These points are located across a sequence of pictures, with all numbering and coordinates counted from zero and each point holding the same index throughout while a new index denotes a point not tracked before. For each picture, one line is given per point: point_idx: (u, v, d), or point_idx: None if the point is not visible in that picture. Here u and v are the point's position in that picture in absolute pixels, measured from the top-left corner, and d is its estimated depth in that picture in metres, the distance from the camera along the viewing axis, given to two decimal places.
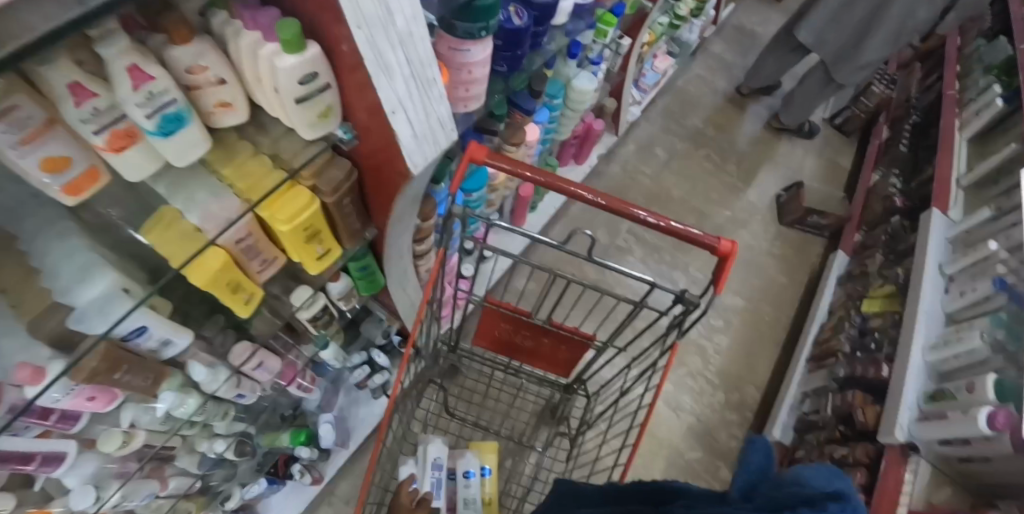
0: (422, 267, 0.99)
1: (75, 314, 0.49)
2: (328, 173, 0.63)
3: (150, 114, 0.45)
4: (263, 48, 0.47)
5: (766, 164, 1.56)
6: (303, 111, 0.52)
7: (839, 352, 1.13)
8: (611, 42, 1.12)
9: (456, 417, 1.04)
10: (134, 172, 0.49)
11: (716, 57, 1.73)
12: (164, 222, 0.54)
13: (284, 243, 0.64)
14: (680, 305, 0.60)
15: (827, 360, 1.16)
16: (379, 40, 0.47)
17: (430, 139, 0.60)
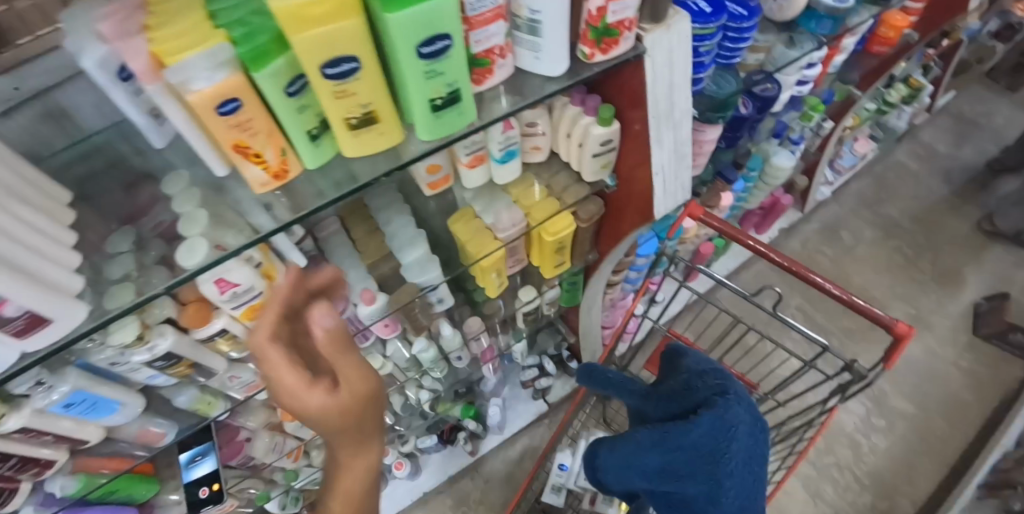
0: (608, 296, 1.14)
1: (407, 265, 0.75)
2: (587, 206, 0.80)
3: (501, 147, 0.65)
4: (583, 119, 0.66)
5: (969, 267, 1.43)
6: (594, 162, 0.70)
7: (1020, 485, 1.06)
8: (814, 124, 1.10)
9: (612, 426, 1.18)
10: (471, 181, 0.70)
11: (925, 145, 1.63)
12: (468, 218, 0.76)
13: (538, 250, 0.81)
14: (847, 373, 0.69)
15: (1003, 489, 1.09)
16: (663, 124, 0.65)
17: (673, 196, 0.75)
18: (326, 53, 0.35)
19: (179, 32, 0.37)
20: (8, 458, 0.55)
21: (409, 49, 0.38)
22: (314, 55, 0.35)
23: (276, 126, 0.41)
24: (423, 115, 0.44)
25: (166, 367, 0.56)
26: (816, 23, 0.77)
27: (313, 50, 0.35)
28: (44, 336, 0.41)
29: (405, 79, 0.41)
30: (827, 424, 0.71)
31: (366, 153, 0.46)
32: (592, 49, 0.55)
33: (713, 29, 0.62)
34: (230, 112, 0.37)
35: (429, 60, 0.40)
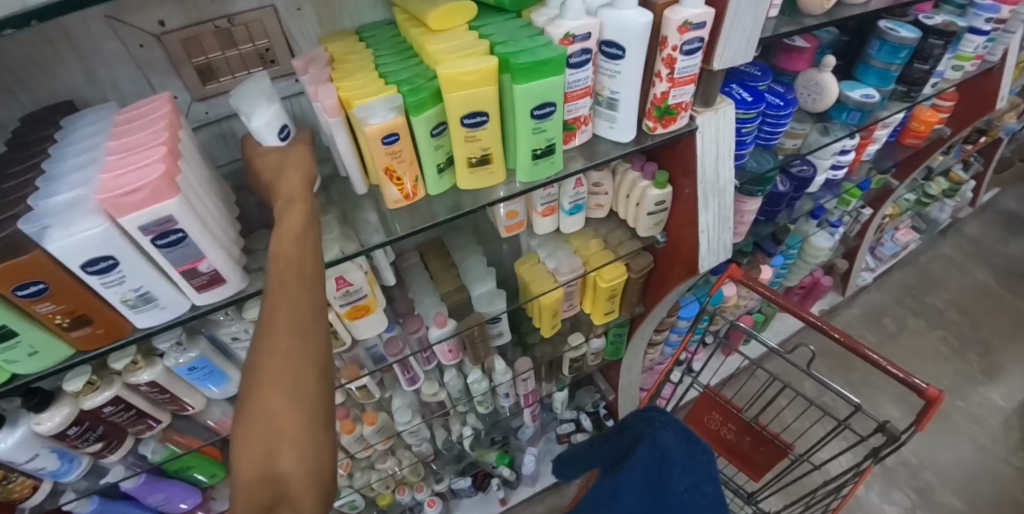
0: (649, 356, 1.18)
1: (477, 297, 0.85)
2: (639, 260, 0.89)
3: (572, 201, 0.78)
4: (642, 182, 0.77)
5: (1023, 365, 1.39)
6: (649, 219, 0.80)
7: None
8: (852, 210, 1.17)
9: None
10: (542, 228, 0.82)
11: (970, 239, 1.65)
12: (533, 262, 0.88)
13: (592, 297, 0.90)
14: (879, 432, 0.76)
15: None
16: (709, 191, 0.75)
17: (717, 253, 0.83)
18: (469, 107, 0.52)
19: (362, 86, 0.53)
20: (130, 409, 0.66)
21: (526, 111, 0.54)
22: (460, 109, 0.52)
23: (417, 158, 0.56)
24: (524, 160, 0.59)
25: None
26: (847, 114, 0.88)
27: (463, 104, 0.52)
28: (214, 295, 0.53)
29: (518, 133, 0.57)
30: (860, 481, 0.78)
31: (477, 187, 0.61)
32: (655, 123, 0.67)
33: (754, 114, 0.75)
34: (391, 143, 0.53)
35: (536, 119, 0.55)
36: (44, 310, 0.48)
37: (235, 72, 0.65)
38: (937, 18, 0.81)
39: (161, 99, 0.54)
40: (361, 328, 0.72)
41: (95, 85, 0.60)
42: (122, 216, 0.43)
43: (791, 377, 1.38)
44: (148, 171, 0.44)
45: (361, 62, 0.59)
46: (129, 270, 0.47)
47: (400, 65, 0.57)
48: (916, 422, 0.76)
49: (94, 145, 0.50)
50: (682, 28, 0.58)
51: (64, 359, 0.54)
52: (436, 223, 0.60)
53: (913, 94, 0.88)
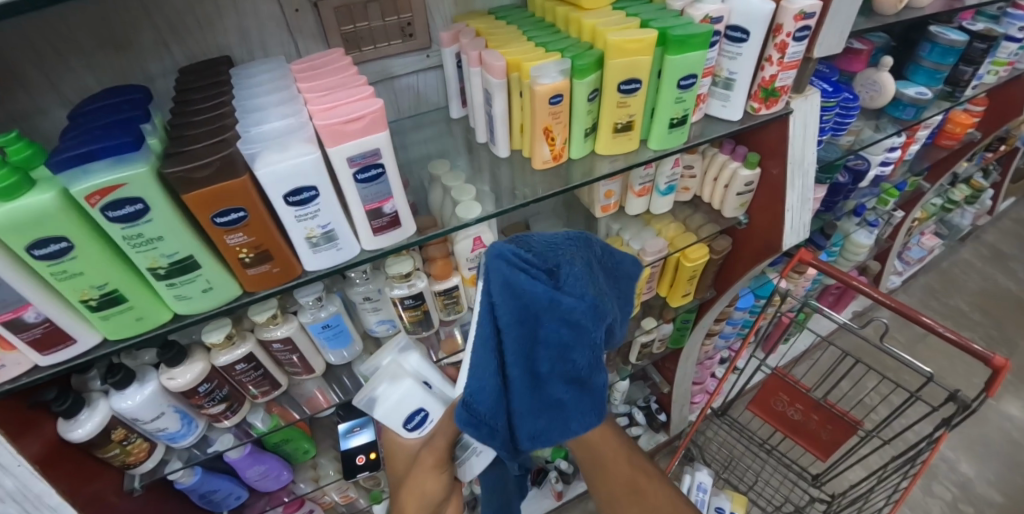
0: (704, 348, 1.20)
1: None
2: (717, 242, 0.93)
3: (666, 181, 0.82)
4: (732, 164, 0.83)
5: None
6: (735, 200, 0.85)
7: None
8: (887, 212, 1.26)
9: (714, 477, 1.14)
10: (634, 209, 0.86)
11: (989, 246, 1.77)
12: (617, 245, 0.91)
13: (671, 279, 0.93)
14: (952, 400, 0.81)
15: None
16: (796, 171, 0.81)
17: (796, 231, 0.88)
18: (628, 74, 0.57)
19: (526, 52, 0.58)
20: (258, 368, 0.66)
21: (675, 81, 0.60)
22: (622, 73, 0.57)
23: (569, 121, 0.61)
24: (660, 128, 0.64)
25: (404, 310, 0.67)
26: (901, 110, 0.99)
27: (626, 70, 0.57)
28: (384, 239, 0.56)
29: (661, 101, 0.62)
30: (934, 449, 0.82)
31: (612, 152, 0.65)
32: (760, 104, 0.74)
33: (833, 103, 0.83)
34: (556, 103, 0.57)
35: (681, 89, 0.60)
36: (233, 241, 0.49)
37: (376, 43, 0.68)
38: (978, 25, 0.94)
39: (335, 54, 0.57)
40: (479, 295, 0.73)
41: (245, 45, 0.63)
42: (338, 144, 0.46)
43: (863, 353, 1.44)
44: (365, 104, 0.47)
45: (509, 34, 0.63)
46: (325, 204, 0.49)
47: (551, 38, 0.62)
48: (986, 388, 0.80)
49: (282, 90, 0.53)
50: (797, 17, 0.65)
51: (228, 300, 0.54)
52: (576, 184, 0.64)
53: (957, 94, 1.01)
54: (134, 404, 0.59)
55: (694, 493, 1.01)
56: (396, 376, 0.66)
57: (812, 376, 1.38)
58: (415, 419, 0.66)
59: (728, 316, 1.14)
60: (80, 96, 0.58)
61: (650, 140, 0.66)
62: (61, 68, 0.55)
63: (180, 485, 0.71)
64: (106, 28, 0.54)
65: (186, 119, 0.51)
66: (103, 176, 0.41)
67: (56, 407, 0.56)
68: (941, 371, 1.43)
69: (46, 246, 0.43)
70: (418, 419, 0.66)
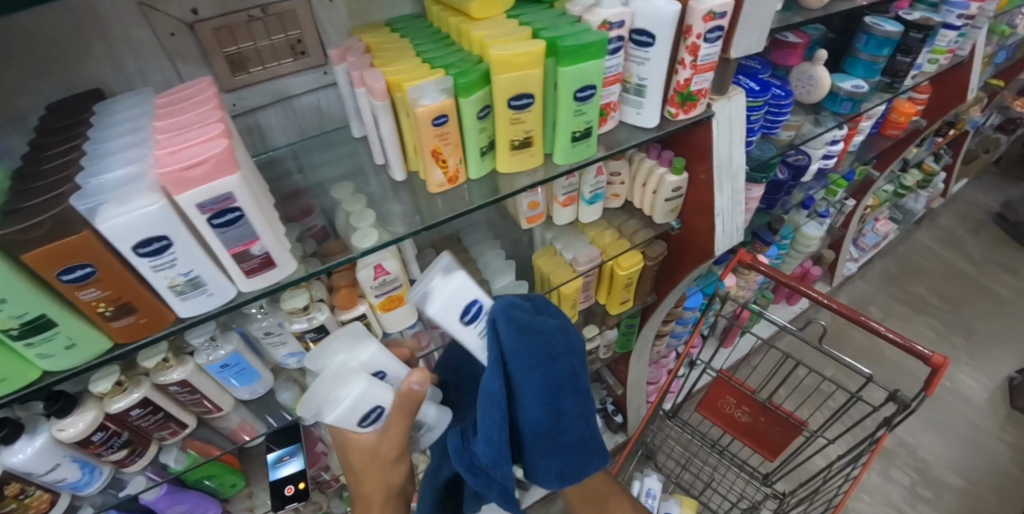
0: (656, 348, 1.18)
1: (498, 289, 0.85)
2: (652, 248, 0.91)
3: (591, 190, 0.80)
4: (659, 170, 0.80)
5: (999, 344, 1.50)
6: (665, 206, 0.83)
7: None
8: (838, 202, 1.25)
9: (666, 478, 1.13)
10: (561, 219, 0.83)
11: (944, 229, 1.81)
12: (551, 254, 0.89)
13: (607, 287, 0.91)
14: (893, 400, 0.79)
15: None
16: (724, 174, 0.79)
17: (729, 237, 0.86)
18: (517, 89, 0.53)
19: (409, 70, 0.54)
20: (158, 412, 0.63)
21: (571, 93, 0.55)
22: (508, 90, 0.52)
23: (461, 141, 0.56)
24: (563, 143, 0.60)
25: (310, 344, 0.65)
26: (839, 104, 0.98)
27: (513, 86, 0.52)
28: (262, 280, 0.53)
29: (559, 114, 0.57)
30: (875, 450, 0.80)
31: (514, 171, 0.61)
32: (677, 109, 0.70)
33: (761, 102, 0.81)
34: (441, 125, 0.53)
35: (578, 101, 0.56)
36: (88, 297, 0.45)
37: (265, 63, 0.64)
38: (915, 13, 0.92)
39: (203, 83, 0.54)
40: (391, 321, 0.69)
41: (122, 74, 0.59)
42: (183, 193, 0.43)
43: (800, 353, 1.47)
44: (209, 146, 0.43)
45: (399, 49, 0.59)
46: (181, 252, 0.46)
47: (441, 52, 0.58)
48: (925, 387, 0.77)
49: (140, 128, 0.50)
50: (706, 17, 0.61)
51: (100, 354, 0.51)
52: (478, 206, 0.60)
53: (896, 85, 0.99)
54: (24, 458, 0.56)
55: (643, 499, 1.00)
56: (344, 374, 0.58)
57: (764, 369, 1.39)
58: (371, 417, 0.59)
59: (677, 316, 1.12)
60: None
61: (554, 154, 0.62)
62: None
63: None
64: None
65: (34, 168, 0.48)
66: None
67: None
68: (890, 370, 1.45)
69: None
70: (375, 416, 0.59)
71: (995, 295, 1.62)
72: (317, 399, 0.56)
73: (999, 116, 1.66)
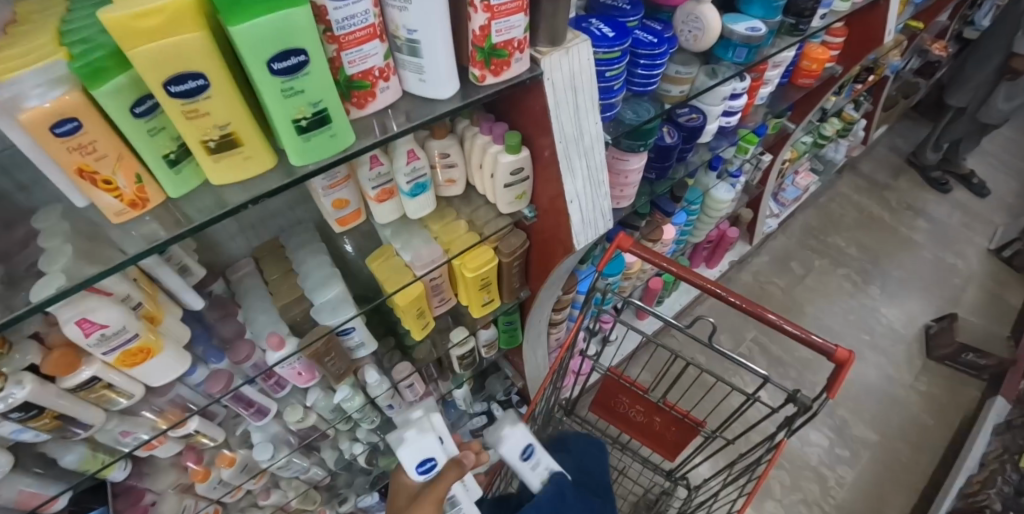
0: (553, 336, 1.08)
1: (316, 306, 0.70)
2: (509, 240, 0.77)
3: (409, 180, 0.64)
4: (492, 148, 0.66)
5: (915, 291, 1.52)
6: (507, 192, 0.69)
7: (992, 491, 1.02)
8: (753, 157, 1.13)
9: None
10: (383, 216, 0.68)
11: (866, 176, 1.84)
12: (388, 255, 0.73)
13: (461, 288, 0.78)
14: (790, 403, 0.65)
15: (976, 498, 1.04)
16: (572, 150, 0.65)
17: (593, 224, 0.73)
18: (168, 69, 0.36)
19: (21, 53, 0.37)
20: None
21: (259, 65, 0.38)
22: (150, 73, 0.35)
23: (125, 148, 0.40)
24: (290, 137, 0.43)
25: (24, 422, 0.50)
26: (733, 51, 0.82)
27: (150, 66, 0.35)
28: None
29: (263, 97, 0.40)
30: (773, 460, 0.68)
31: (236, 181, 0.45)
32: (482, 71, 0.54)
33: (618, 54, 0.65)
34: (68, 133, 0.36)
35: (283, 78, 0.39)
36: None
37: None
38: None
39: None
40: (149, 374, 0.56)
41: None
42: None
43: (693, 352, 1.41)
44: None
45: (45, 21, 0.42)
46: None
47: (90, 19, 0.40)
48: (827, 388, 0.64)
49: None
50: None
51: None
52: (186, 232, 0.44)
53: (801, 27, 0.85)
54: None
55: None
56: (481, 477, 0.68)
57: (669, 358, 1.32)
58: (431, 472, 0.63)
59: (570, 303, 1.00)
60: None
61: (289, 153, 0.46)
62: None
63: None
64: None
65: None
66: None
67: None
68: (790, 347, 1.44)
69: None
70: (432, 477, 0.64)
71: (912, 242, 1.65)
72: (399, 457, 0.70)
73: (918, 60, 1.59)
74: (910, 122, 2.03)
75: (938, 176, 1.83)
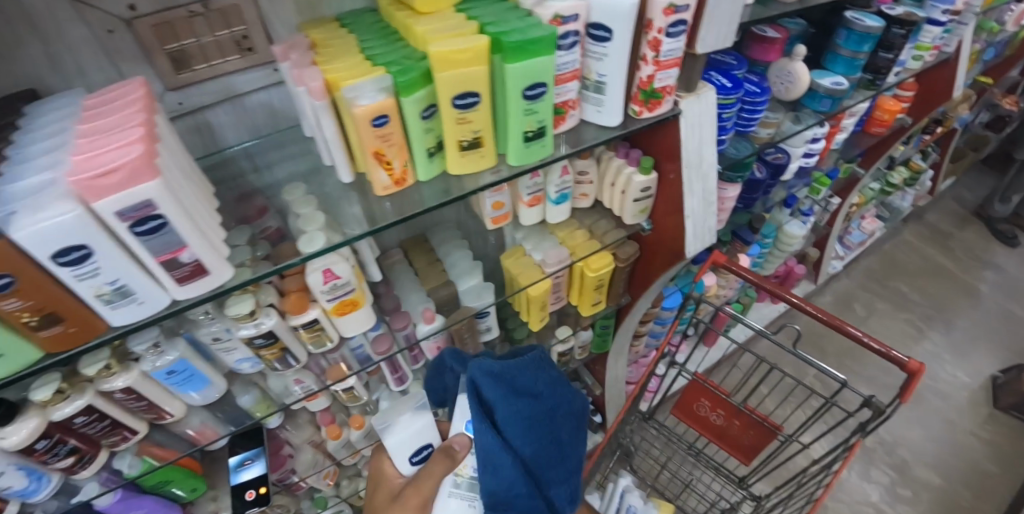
0: (634, 348, 1.17)
1: (462, 290, 0.83)
2: (624, 249, 0.89)
3: (557, 189, 0.78)
4: (627, 169, 0.78)
5: (978, 342, 1.55)
6: (634, 206, 0.81)
7: None
8: (822, 199, 1.22)
9: (644, 482, 1.12)
10: (528, 219, 0.81)
11: (931, 225, 1.90)
12: (519, 255, 0.86)
13: (578, 288, 0.90)
14: (869, 405, 0.76)
15: None
16: (694, 174, 0.77)
17: (702, 237, 0.84)
18: (460, 88, 0.51)
19: (348, 67, 0.52)
20: (104, 419, 0.62)
21: (517, 92, 0.53)
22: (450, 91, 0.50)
23: (407, 141, 0.55)
24: (515, 143, 0.58)
25: (259, 349, 0.63)
26: (818, 101, 0.94)
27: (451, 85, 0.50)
28: (197, 287, 0.51)
29: (508, 113, 0.56)
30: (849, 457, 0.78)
31: (466, 172, 0.60)
32: (641, 107, 0.68)
33: (733, 100, 0.78)
34: (381, 125, 0.51)
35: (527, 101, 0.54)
36: (9, 307, 0.44)
37: (210, 60, 0.62)
38: (899, 9, 0.89)
39: (132, 84, 0.51)
40: (347, 326, 0.69)
41: (58, 72, 0.56)
42: (98, 201, 0.41)
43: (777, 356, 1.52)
44: (123, 152, 0.41)
45: (345, 46, 0.57)
46: (105, 261, 0.44)
47: (386, 48, 0.55)
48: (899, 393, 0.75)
49: (63, 129, 0.48)
50: (667, 11, 0.59)
51: (28, 364, 0.49)
52: (427, 208, 0.59)
53: (878, 82, 0.96)
54: None
55: None
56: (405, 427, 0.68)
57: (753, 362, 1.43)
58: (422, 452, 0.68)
59: (653, 317, 1.10)
60: None
61: (507, 155, 0.60)
62: None
63: None
64: None
65: None
66: None
67: None
68: (860, 373, 1.51)
69: None
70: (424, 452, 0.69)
71: (978, 293, 1.69)
72: (387, 417, 0.69)
73: (988, 114, 1.67)
74: (977, 175, 2.07)
75: (1005, 229, 1.86)
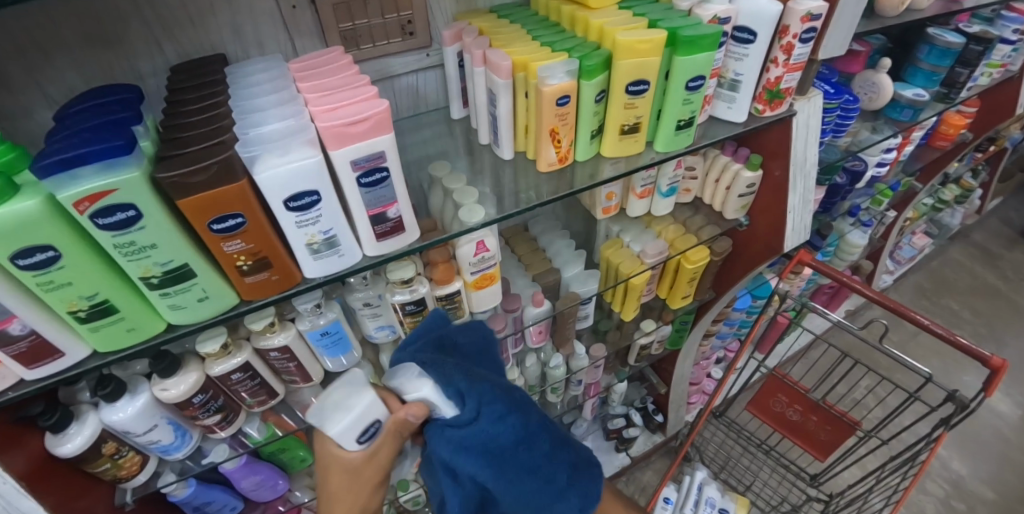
0: (702, 347, 1.20)
1: (570, 277, 0.86)
2: (718, 244, 0.92)
3: (669, 183, 0.81)
4: (734, 166, 0.83)
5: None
6: (737, 202, 0.85)
7: None
8: (880, 213, 1.27)
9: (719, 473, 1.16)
10: (636, 210, 0.85)
11: (977, 245, 1.96)
12: (618, 246, 0.90)
13: (673, 280, 0.93)
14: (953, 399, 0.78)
15: None
16: (799, 172, 0.79)
17: (799, 233, 0.88)
18: (636, 75, 0.56)
19: (531, 51, 0.57)
20: (255, 377, 0.64)
21: (680, 83, 0.59)
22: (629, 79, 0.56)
23: (576, 123, 0.60)
24: (667, 131, 0.64)
25: (406, 316, 0.66)
26: (899, 111, 1.00)
27: (632, 73, 0.55)
28: (387, 245, 0.55)
29: (667, 101, 0.61)
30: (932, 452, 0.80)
31: (618, 155, 0.65)
32: (765, 106, 0.72)
33: (836, 104, 0.83)
34: (563, 105, 0.56)
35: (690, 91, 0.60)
36: (231, 249, 0.46)
37: (375, 41, 0.65)
38: (975, 27, 0.96)
39: (336, 53, 0.56)
40: (481, 299, 0.72)
41: (240, 42, 0.60)
42: (343, 149, 0.44)
43: (859, 351, 1.57)
44: (372, 104, 0.45)
45: (515, 33, 0.62)
46: (327, 209, 0.47)
47: (557, 37, 0.61)
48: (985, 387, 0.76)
49: (281, 89, 0.52)
50: (804, 18, 0.62)
51: (225, 309, 0.52)
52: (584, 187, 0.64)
53: (952, 95, 1.01)
54: (126, 416, 0.57)
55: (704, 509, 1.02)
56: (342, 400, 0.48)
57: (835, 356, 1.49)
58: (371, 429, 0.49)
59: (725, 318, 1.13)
60: (65, 95, 0.54)
61: (655, 142, 0.66)
62: (43, 67, 0.51)
63: (174, 498, 0.70)
64: (91, 24, 0.51)
65: (178, 120, 0.48)
66: (92, 181, 0.38)
67: (42, 422, 0.54)
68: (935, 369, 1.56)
69: (113, 213, 0.40)
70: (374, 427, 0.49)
71: None
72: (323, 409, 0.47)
73: None
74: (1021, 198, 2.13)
75: None
